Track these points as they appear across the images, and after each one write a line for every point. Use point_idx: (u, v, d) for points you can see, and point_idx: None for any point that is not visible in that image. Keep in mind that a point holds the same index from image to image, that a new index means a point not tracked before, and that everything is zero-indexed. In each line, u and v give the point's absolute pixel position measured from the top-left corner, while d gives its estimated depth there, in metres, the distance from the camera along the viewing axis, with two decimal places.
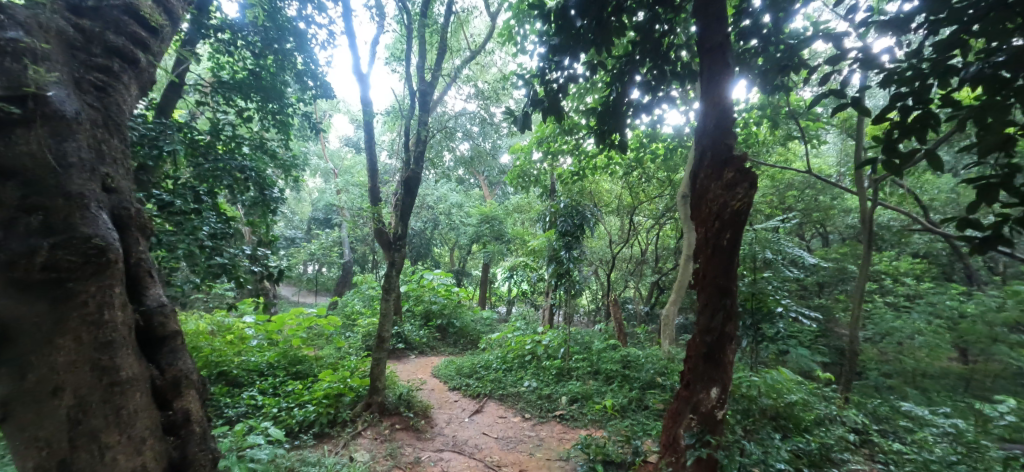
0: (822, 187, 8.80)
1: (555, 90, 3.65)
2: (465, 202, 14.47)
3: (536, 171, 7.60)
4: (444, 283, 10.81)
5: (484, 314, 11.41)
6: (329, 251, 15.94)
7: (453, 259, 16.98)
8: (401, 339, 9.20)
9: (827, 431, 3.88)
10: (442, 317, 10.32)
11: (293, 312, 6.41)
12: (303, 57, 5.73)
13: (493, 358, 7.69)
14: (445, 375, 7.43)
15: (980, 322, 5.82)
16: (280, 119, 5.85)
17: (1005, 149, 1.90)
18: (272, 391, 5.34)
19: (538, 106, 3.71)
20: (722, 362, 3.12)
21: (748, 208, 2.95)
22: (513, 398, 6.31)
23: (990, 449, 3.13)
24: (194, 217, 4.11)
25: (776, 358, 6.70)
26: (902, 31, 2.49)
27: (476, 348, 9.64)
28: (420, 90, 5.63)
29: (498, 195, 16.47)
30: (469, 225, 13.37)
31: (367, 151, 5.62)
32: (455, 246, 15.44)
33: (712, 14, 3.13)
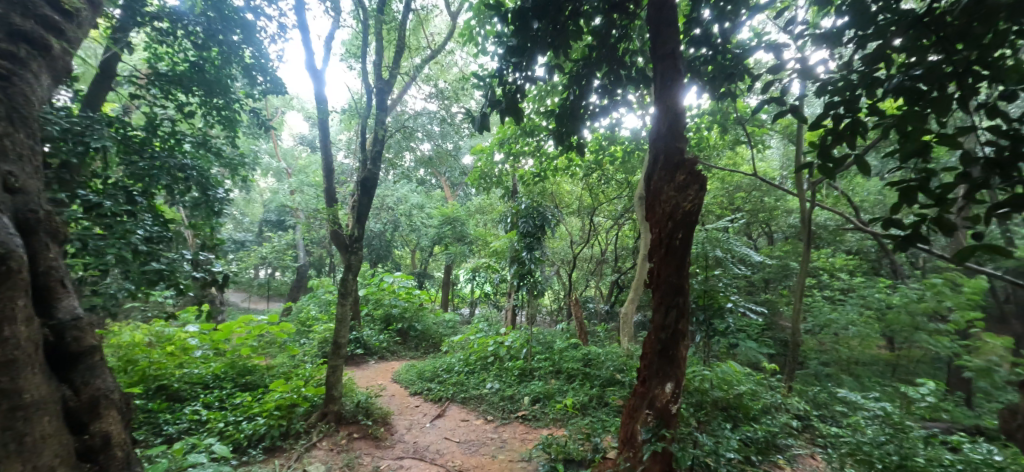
0: (767, 189, 9.31)
1: (513, 91, 3.66)
2: (427, 204, 14.28)
3: (498, 172, 7.56)
4: (405, 286, 10.66)
5: (446, 316, 11.33)
6: (282, 254, 15.36)
7: (415, 261, 16.77)
8: (360, 344, 8.96)
9: (773, 418, 4.13)
10: (403, 321, 10.14)
11: (242, 319, 6.10)
12: (253, 50, 5.42)
13: (456, 361, 7.63)
14: (406, 380, 7.32)
15: (903, 312, 6.26)
16: (226, 115, 5.63)
17: (922, 155, 2.07)
18: (219, 404, 5.11)
19: (497, 107, 3.72)
20: (676, 357, 3.25)
21: (700, 210, 3.09)
22: (475, 400, 6.29)
23: (912, 429, 3.38)
24: (126, 220, 3.89)
25: (727, 352, 7.02)
26: (836, 45, 2.68)
27: (438, 351, 9.56)
28: (377, 88, 5.54)
29: (460, 196, 16.39)
30: (431, 226, 13.21)
31: (321, 150, 5.44)
32: (416, 248, 15.25)
33: (665, 21, 3.26)
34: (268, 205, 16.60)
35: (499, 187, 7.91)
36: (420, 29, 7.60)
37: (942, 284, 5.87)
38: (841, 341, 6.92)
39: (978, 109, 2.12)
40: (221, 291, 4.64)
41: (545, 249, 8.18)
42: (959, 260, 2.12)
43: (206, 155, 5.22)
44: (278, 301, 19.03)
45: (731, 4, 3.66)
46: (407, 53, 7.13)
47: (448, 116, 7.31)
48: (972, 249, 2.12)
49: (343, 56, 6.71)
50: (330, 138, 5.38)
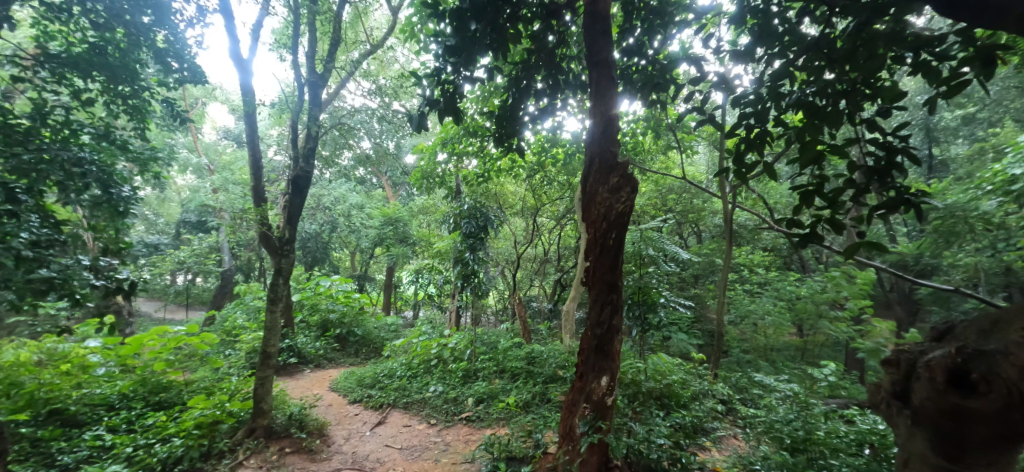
0: (696, 191, 9.99)
1: (451, 92, 3.66)
2: (367, 204, 13.88)
3: (441, 172, 7.52)
4: (343, 290, 10.32)
5: (388, 320, 11.11)
6: (204, 258, 13.88)
7: (355, 264, 16.30)
8: (294, 352, 8.57)
9: (701, 404, 4.46)
10: (341, 326, 9.81)
11: (156, 331, 5.47)
12: (166, 33, 5.04)
13: (398, 365, 7.51)
14: (345, 388, 7.10)
15: (810, 302, 6.96)
16: (133, 105, 5.09)
17: (817, 163, 2.34)
18: (126, 427, 4.69)
19: (434, 105, 3.68)
20: (610, 352, 3.43)
21: (631, 211, 3.28)
22: (418, 405, 6.24)
23: (815, 405, 3.78)
24: (7, 221, 3.50)
25: (660, 344, 7.46)
26: (748, 61, 2.96)
27: (379, 356, 9.36)
28: (309, 82, 5.36)
29: (402, 196, 16.14)
30: (371, 227, 12.91)
31: (248, 146, 5.17)
32: (356, 250, 14.82)
33: (599, 31, 3.43)
34: (187, 205, 15.36)
35: (443, 187, 7.84)
36: (358, 22, 7.40)
37: (840, 276, 6.59)
38: (759, 330, 7.55)
39: (862, 123, 2.43)
40: (129, 299, 4.28)
41: (487, 250, 8.25)
42: (849, 255, 2.41)
43: (109, 149, 4.82)
44: (199, 310, 17.64)
45: (660, 18, 3.99)
46: (345, 46, 6.93)
47: (388, 115, 7.18)
48: (858, 245, 2.43)
49: (273, 46, 6.39)
50: (258, 133, 5.13)
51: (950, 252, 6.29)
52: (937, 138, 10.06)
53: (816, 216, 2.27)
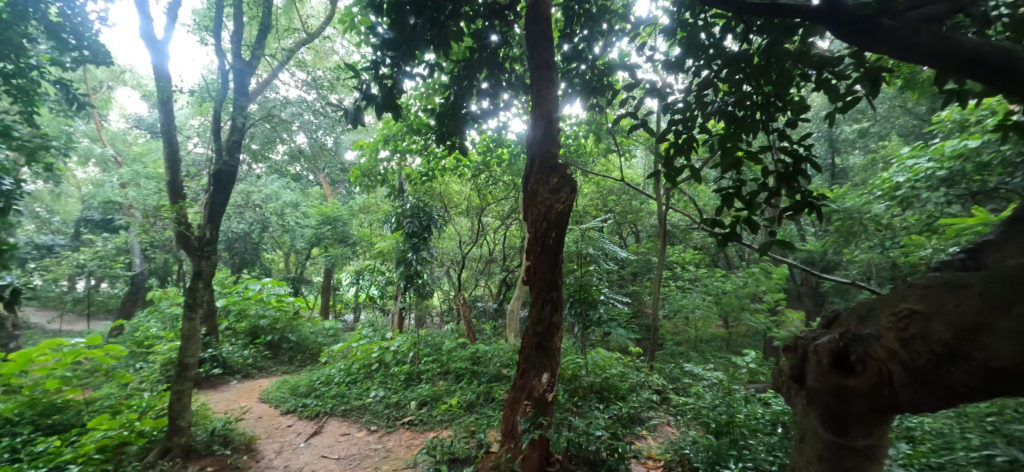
0: (634, 193, 10.47)
1: (390, 85, 3.54)
2: (303, 201, 13.25)
3: (383, 170, 7.36)
4: (276, 293, 9.83)
5: (325, 324, 10.71)
6: (110, 261, 12.64)
7: (290, 265, 15.55)
8: (218, 363, 7.93)
9: (638, 395, 4.72)
10: (273, 332, 9.32)
11: (44, 343, 4.42)
12: (61, 5, 4.49)
13: (336, 371, 7.26)
14: (277, 398, 6.76)
15: (735, 297, 7.53)
16: (21, 86, 4.51)
17: (735, 168, 2.55)
18: (8, 458, 3.99)
19: (372, 100, 3.52)
20: (551, 349, 3.52)
21: (570, 210, 3.39)
22: (358, 412, 6.06)
23: (737, 390, 4.12)
24: None
25: (601, 339, 7.74)
26: (677, 70, 3.17)
27: (316, 362, 8.99)
28: (234, 69, 5.04)
29: (342, 194, 15.61)
30: (307, 226, 12.37)
31: (166, 136, 4.78)
32: (291, 251, 14.17)
33: (541, 34, 3.53)
34: (90, 202, 13.81)
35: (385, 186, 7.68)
36: (293, 9, 7.06)
37: (759, 272, 7.19)
38: (691, 323, 8.02)
39: (774, 132, 2.69)
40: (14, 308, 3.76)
41: (431, 250, 8.17)
42: (763, 251, 2.64)
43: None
44: (105, 320, 15.93)
45: (599, 26, 4.18)
46: (278, 34, 6.60)
47: (325, 108, 6.92)
48: (771, 243, 2.67)
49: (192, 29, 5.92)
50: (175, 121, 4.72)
51: (850, 249, 7.05)
52: (839, 148, 11.24)
53: (736, 217, 2.47)
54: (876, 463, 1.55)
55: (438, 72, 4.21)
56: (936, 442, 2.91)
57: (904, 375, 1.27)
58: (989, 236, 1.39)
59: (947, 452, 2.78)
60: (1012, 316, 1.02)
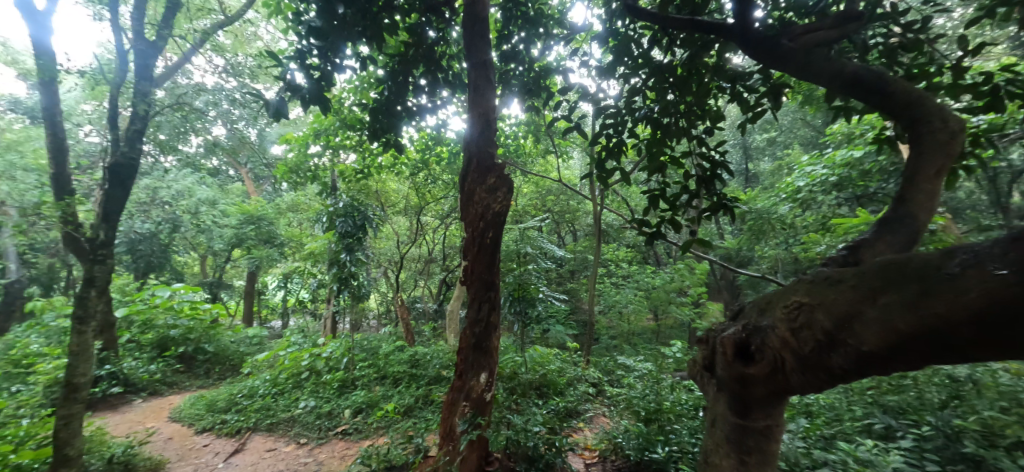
0: (571, 193, 10.82)
1: (318, 77, 3.36)
2: (223, 198, 12.35)
3: (315, 166, 7.03)
4: (188, 300, 9.08)
5: (247, 332, 10.06)
6: None
7: (207, 269, 14.42)
8: (116, 381, 7.11)
9: (575, 389, 4.93)
10: (185, 344, 8.59)
11: None
12: None
13: (260, 383, 6.83)
14: (191, 416, 6.21)
15: (663, 292, 8.05)
16: None
17: (659, 171, 2.73)
18: None
19: (297, 93, 3.30)
20: (488, 349, 3.57)
21: (507, 210, 3.48)
22: (285, 425, 5.74)
23: (666, 379, 4.41)
24: None
25: (540, 336, 7.93)
26: (609, 76, 3.32)
27: (237, 374, 8.39)
28: (135, 49, 4.55)
29: (267, 192, 14.75)
30: (226, 225, 11.54)
31: (51, 122, 4.22)
32: (208, 253, 13.15)
33: (478, 33, 3.57)
34: None
35: (316, 183, 7.35)
36: None
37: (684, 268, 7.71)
38: (624, 317, 8.41)
39: (694, 138, 2.90)
40: None
41: (365, 251, 7.94)
42: (685, 249, 2.84)
43: None
44: None
45: (536, 28, 4.31)
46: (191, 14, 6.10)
47: (245, 98, 6.58)
48: (691, 241, 2.88)
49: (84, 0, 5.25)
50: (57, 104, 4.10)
51: (761, 246, 7.73)
52: (752, 155, 12.32)
53: (660, 217, 2.64)
54: (774, 442, 1.71)
55: (372, 65, 4.10)
56: (827, 416, 3.31)
57: (795, 361, 1.40)
58: (863, 236, 1.62)
59: (837, 424, 3.18)
60: (878, 304, 1.18)
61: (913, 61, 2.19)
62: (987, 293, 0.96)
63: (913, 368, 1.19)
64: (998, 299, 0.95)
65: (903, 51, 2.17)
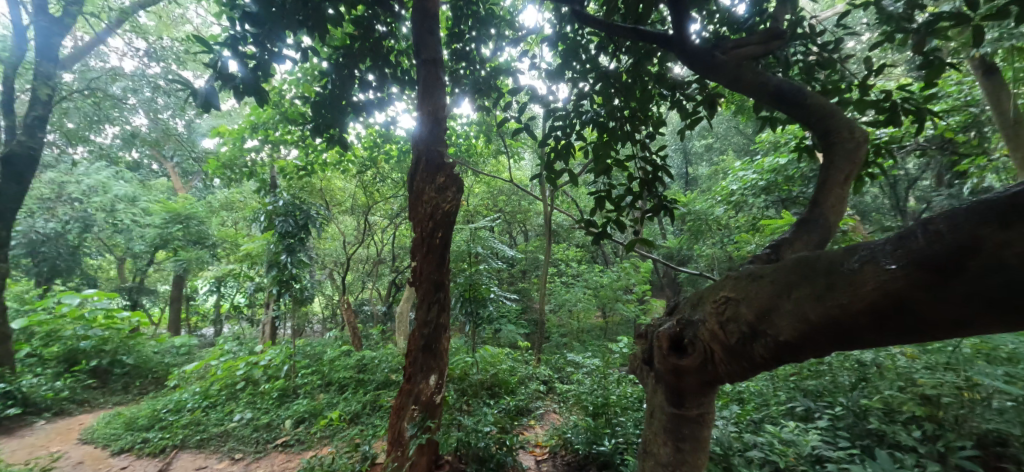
0: (522, 194, 10.97)
1: (254, 67, 3.06)
2: (146, 195, 11.43)
3: (252, 162, 6.60)
4: (104, 309, 8.46)
5: (173, 341, 9.43)
6: None
7: (125, 273, 13.24)
8: (15, 401, 6.25)
9: (527, 387, 5.02)
10: (99, 356, 7.84)
11: None
12: None
13: (188, 396, 6.30)
14: (105, 437, 5.57)
15: (610, 290, 8.35)
16: None
17: (604, 173, 2.84)
18: None
19: (229, 82, 3.02)
20: (437, 351, 3.57)
21: (457, 210, 3.52)
22: (218, 440, 5.27)
23: (612, 374, 4.56)
24: None
25: (491, 336, 7.97)
26: (558, 80, 3.41)
27: (162, 388, 7.74)
28: None
29: (197, 189, 13.82)
30: (150, 225, 10.72)
31: None
32: (128, 256, 12.12)
33: (427, 30, 3.55)
34: None
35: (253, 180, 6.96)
36: None
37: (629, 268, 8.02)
38: (574, 315, 8.61)
39: (637, 142, 3.04)
40: None
41: (308, 252, 7.65)
42: (629, 248, 2.97)
43: None
44: None
45: (486, 28, 4.35)
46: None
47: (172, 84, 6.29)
48: (635, 241, 3.02)
49: None
50: None
51: (700, 245, 8.19)
52: (691, 160, 13.05)
53: (606, 217, 2.75)
54: (705, 428, 1.85)
55: (316, 57, 3.96)
56: (756, 402, 3.57)
57: (723, 352, 1.52)
58: (784, 235, 1.78)
59: (765, 410, 3.43)
60: (793, 298, 1.32)
61: (828, 77, 2.41)
62: (881, 285, 1.10)
63: (822, 354, 1.34)
64: (887, 292, 1.09)
65: (819, 68, 2.40)
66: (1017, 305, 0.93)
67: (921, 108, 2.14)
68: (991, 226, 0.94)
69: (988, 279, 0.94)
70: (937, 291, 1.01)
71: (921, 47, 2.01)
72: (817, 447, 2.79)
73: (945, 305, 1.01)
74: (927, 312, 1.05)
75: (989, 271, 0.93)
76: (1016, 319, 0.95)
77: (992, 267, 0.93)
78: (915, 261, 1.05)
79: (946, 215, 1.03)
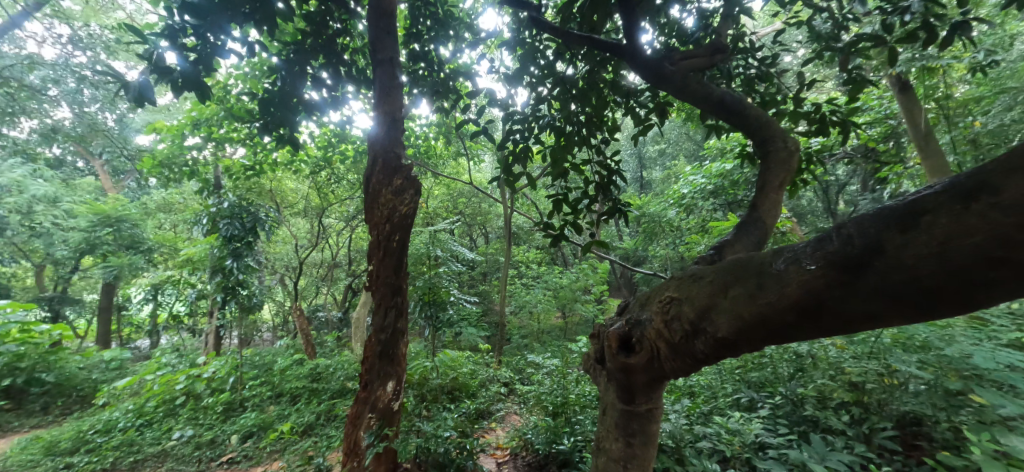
0: (482, 196, 11.01)
1: (194, 62, 2.90)
2: (71, 195, 10.62)
3: (190, 161, 6.18)
4: (21, 322, 7.79)
5: (102, 355, 8.74)
6: None
7: (44, 282, 12.16)
8: None
9: (488, 390, 5.05)
10: (14, 374, 7.18)
11: None
12: None
13: (119, 415, 5.84)
14: (21, 463, 5.08)
15: (569, 291, 8.53)
16: None
17: (561, 177, 2.91)
18: None
19: (166, 75, 2.84)
20: (395, 356, 3.53)
21: (414, 212, 3.50)
22: (154, 461, 4.81)
23: (570, 373, 4.65)
24: None
25: (452, 339, 7.93)
26: (517, 84, 3.47)
27: (89, 407, 7.14)
28: None
29: (129, 189, 12.97)
30: (73, 228, 9.92)
31: None
32: (47, 263, 11.16)
33: (384, 29, 3.51)
34: None
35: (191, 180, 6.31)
36: None
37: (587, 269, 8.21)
38: (534, 316, 8.69)
39: (592, 147, 3.14)
40: None
41: (256, 256, 7.35)
42: (586, 249, 3.05)
43: None
44: None
45: (445, 29, 4.36)
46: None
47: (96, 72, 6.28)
48: (591, 242, 3.11)
49: None
50: None
51: (653, 246, 8.48)
52: (646, 164, 13.52)
53: (565, 219, 2.81)
54: (654, 423, 1.93)
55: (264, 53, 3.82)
56: (706, 394, 3.75)
57: (668, 350, 1.60)
58: (726, 237, 1.88)
59: (715, 402, 3.60)
60: (730, 296, 1.41)
61: (766, 90, 2.59)
62: (804, 284, 1.20)
63: (757, 348, 1.43)
64: (810, 289, 1.19)
65: (758, 80, 2.57)
66: (917, 299, 1.04)
67: (846, 120, 2.34)
68: (894, 229, 1.05)
69: (892, 277, 1.04)
70: (850, 288, 1.11)
71: (846, 66, 2.20)
72: (760, 434, 2.98)
73: (858, 300, 1.11)
74: (843, 307, 1.15)
75: (894, 269, 1.03)
76: (913, 311, 1.07)
77: (895, 266, 1.03)
78: (832, 262, 1.15)
79: (856, 220, 1.14)
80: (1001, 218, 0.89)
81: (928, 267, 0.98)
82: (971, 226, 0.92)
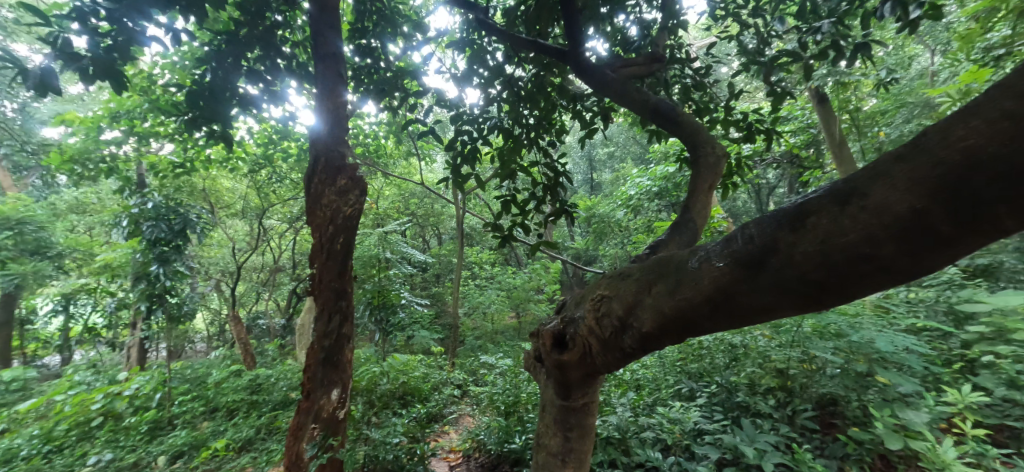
0: (434, 197, 10.87)
1: (107, 48, 2.66)
2: None
3: (107, 158, 5.72)
4: None
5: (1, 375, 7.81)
6: None
7: None
8: None
9: (440, 393, 4.98)
10: None
11: None
12: None
13: (22, 441, 5.12)
14: None
15: (520, 292, 8.60)
16: None
17: (508, 177, 2.91)
18: None
19: (74, 62, 2.59)
20: (340, 362, 3.42)
21: (359, 214, 3.41)
22: None
23: (519, 372, 4.69)
24: None
25: (404, 343, 7.79)
26: (465, 84, 3.46)
27: None
28: None
29: (36, 187, 11.83)
30: None
31: None
32: None
33: (327, 24, 3.41)
34: None
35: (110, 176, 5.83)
36: None
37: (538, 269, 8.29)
38: (487, 317, 8.66)
39: (539, 149, 3.17)
40: None
41: (187, 261, 6.88)
42: (534, 249, 3.07)
43: None
44: None
45: (391, 26, 4.28)
46: None
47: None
48: (539, 243, 3.14)
49: None
50: None
51: (602, 246, 8.69)
52: (595, 165, 13.88)
53: (512, 220, 2.83)
54: (591, 417, 1.98)
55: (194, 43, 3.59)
56: (650, 387, 3.87)
57: (599, 345, 1.65)
58: (660, 237, 1.96)
59: (659, 393, 3.73)
60: (652, 293, 1.47)
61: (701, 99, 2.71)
62: (714, 281, 1.27)
63: (678, 342, 1.49)
64: (719, 285, 1.26)
65: (693, 89, 2.68)
66: (807, 293, 1.12)
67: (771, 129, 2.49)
68: (785, 229, 1.13)
69: (785, 273, 1.12)
70: (752, 283, 1.19)
71: (770, 78, 2.34)
72: (698, 422, 3.13)
73: (759, 294, 1.19)
74: (747, 301, 1.22)
75: (786, 266, 1.11)
76: (805, 304, 1.15)
77: (787, 263, 1.11)
78: (738, 260, 1.22)
79: (758, 221, 1.22)
80: (868, 219, 0.97)
81: (812, 264, 1.06)
82: (844, 227, 1.01)
